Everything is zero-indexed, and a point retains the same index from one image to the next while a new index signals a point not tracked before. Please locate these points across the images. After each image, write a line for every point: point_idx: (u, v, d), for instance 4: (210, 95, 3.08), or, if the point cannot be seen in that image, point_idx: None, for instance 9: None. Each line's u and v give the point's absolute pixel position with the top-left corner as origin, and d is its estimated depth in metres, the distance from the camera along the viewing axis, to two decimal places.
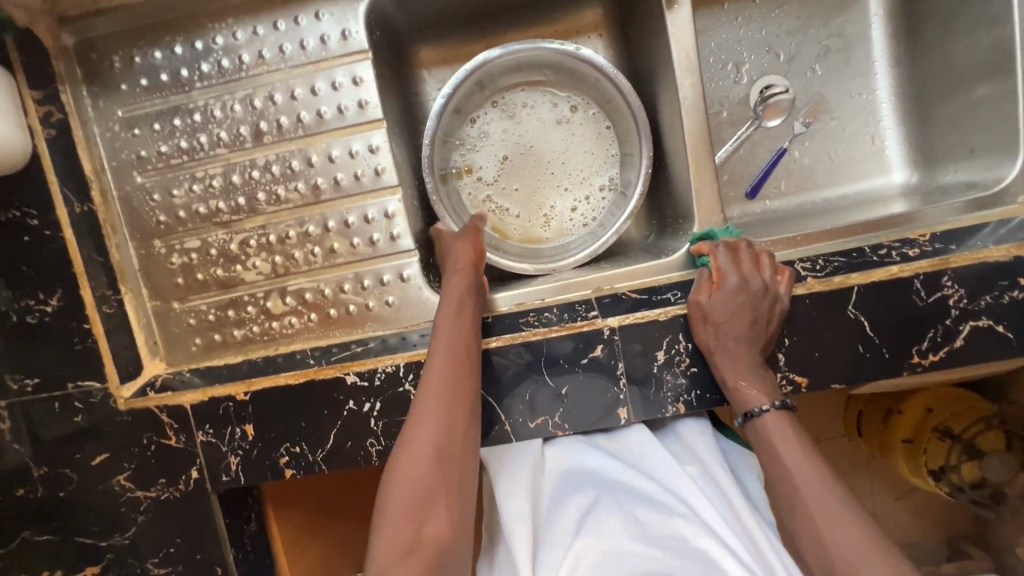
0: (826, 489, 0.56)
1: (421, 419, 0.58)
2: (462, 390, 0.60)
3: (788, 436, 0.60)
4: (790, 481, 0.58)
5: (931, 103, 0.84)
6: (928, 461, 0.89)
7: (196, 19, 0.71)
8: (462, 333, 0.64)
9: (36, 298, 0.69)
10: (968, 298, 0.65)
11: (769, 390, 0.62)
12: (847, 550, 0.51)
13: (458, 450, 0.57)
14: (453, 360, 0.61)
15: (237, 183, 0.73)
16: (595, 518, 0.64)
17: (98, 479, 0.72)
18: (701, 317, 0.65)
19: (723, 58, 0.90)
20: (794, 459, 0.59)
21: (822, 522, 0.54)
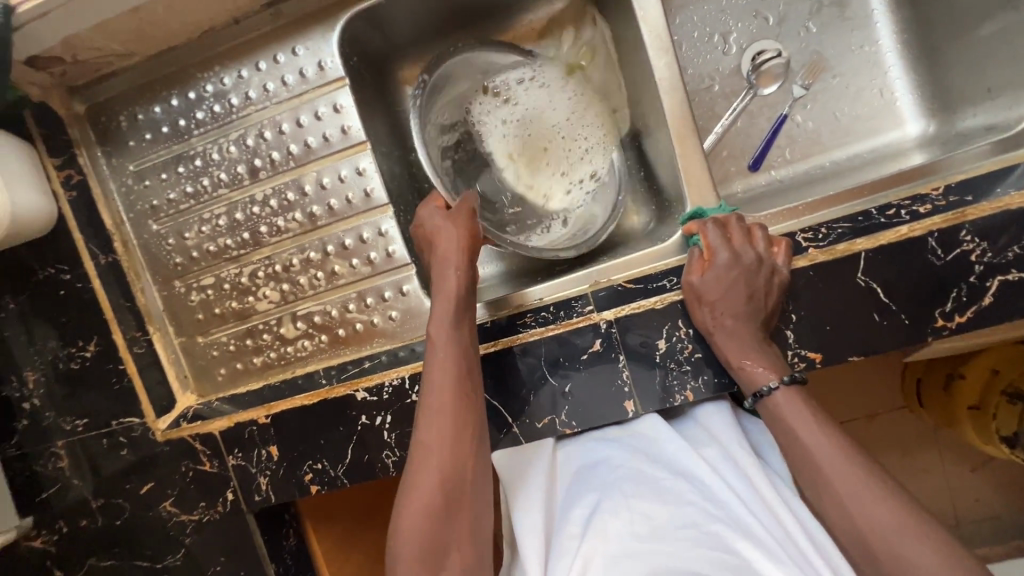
0: (851, 465, 0.53)
1: (425, 443, 0.57)
2: (464, 409, 0.59)
3: (803, 413, 0.58)
4: (813, 463, 0.55)
5: (940, 45, 0.78)
6: (1000, 428, 0.87)
7: (187, 72, 0.76)
8: (460, 346, 0.62)
9: (77, 345, 0.76)
10: (993, 251, 0.60)
11: (776, 367, 0.60)
12: (881, 526, 0.50)
13: (468, 473, 0.57)
14: (453, 378, 0.60)
15: (240, 220, 0.77)
16: (600, 516, 0.59)
17: (148, 507, 0.78)
18: (696, 295, 0.63)
19: (709, 30, 0.87)
20: (814, 439, 0.56)
21: (853, 504, 0.52)
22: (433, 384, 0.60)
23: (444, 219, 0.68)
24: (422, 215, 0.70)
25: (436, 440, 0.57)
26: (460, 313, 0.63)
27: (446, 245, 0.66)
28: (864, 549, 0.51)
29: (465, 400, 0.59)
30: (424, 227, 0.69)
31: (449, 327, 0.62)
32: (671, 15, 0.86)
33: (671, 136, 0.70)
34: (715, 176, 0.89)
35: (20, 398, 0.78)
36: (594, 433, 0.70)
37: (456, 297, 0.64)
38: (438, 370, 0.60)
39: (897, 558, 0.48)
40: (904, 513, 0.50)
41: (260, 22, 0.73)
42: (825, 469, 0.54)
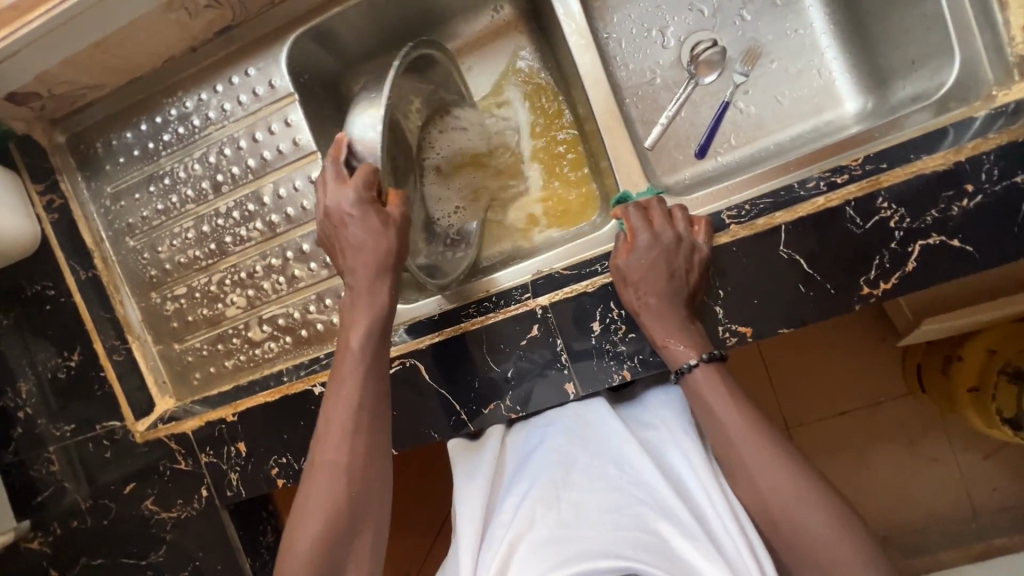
0: (757, 435, 0.56)
1: (334, 458, 0.60)
2: (374, 427, 0.62)
3: (720, 388, 0.59)
4: (726, 439, 0.57)
5: (869, 24, 0.80)
6: (1001, 409, 0.87)
7: (154, 98, 0.83)
8: (376, 365, 0.64)
9: (64, 355, 0.83)
10: (911, 216, 0.61)
11: (700, 342, 0.62)
12: (781, 491, 0.53)
13: (376, 484, 0.60)
14: (366, 394, 0.62)
15: (207, 232, 0.83)
16: (530, 505, 0.59)
17: (131, 506, 0.83)
18: (623, 273, 0.65)
19: (646, 27, 0.90)
20: (728, 417, 0.58)
21: (759, 476, 0.54)
22: (346, 401, 0.62)
23: (379, 227, 0.65)
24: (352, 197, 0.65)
25: (346, 455, 0.60)
26: (378, 333, 0.65)
27: (370, 256, 0.65)
28: (768, 518, 0.54)
29: (376, 419, 0.62)
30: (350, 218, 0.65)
31: (367, 346, 0.64)
32: (607, 16, 0.90)
33: (601, 127, 0.73)
34: (663, 166, 0.90)
35: (15, 408, 0.85)
36: (536, 420, 0.70)
37: (376, 317, 0.65)
38: (353, 388, 0.62)
39: (795, 523, 0.52)
40: (802, 482, 0.53)
41: (215, 48, 0.79)
42: (736, 444, 0.56)
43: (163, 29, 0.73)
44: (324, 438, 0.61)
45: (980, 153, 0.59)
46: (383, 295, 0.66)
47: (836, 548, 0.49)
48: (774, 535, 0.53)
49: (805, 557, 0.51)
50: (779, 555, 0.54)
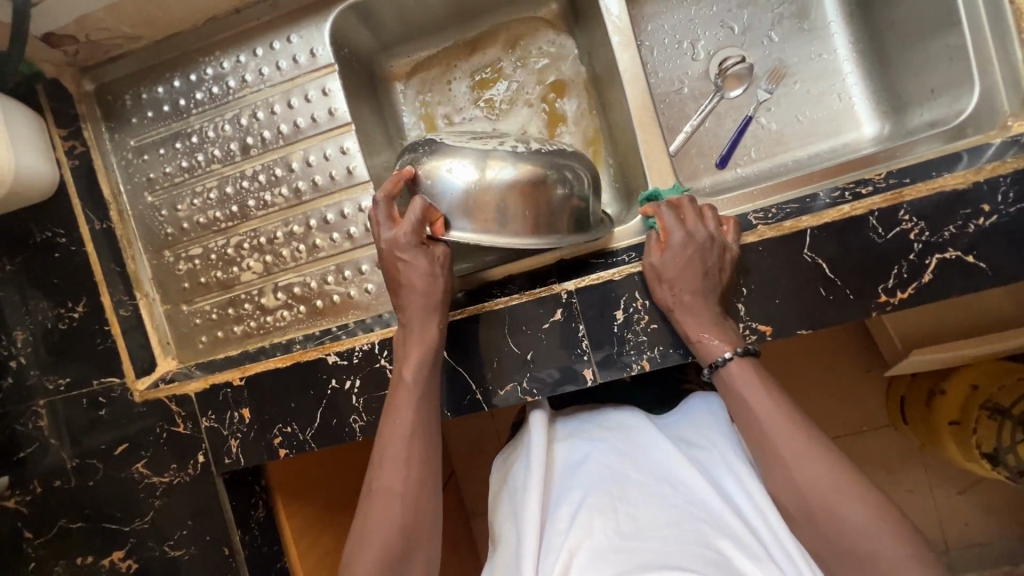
0: (793, 428, 0.57)
1: (391, 483, 0.61)
2: (429, 453, 0.63)
3: (754, 381, 0.61)
4: (766, 437, 0.58)
5: (891, 54, 0.84)
6: (980, 442, 0.90)
7: (190, 56, 0.82)
8: (429, 393, 0.65)
9: (67, 305, 0.80)
10: (930, 230, 0.63)
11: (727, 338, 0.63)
12: (821, 482, 0.54)
13: (427, 505, 0.61)
14: (422, 419, 0.64)
15: (230, 193, 0.83)
16: (585, 514, 0.57)
17: (120, 468, 0.80)
18: (655, 270, 0.67)
19: (678, 38, 0.92)
20: (767, 412, 0.59)
21: (798, 470, 0.55)
22: (401, 429, 0.63)
23: (430, 271, 0.66)
24: (404, 232, 0.65)
25: (402, 481, 0.61)
26: (433, 361, 0.66)
27: (422, 297, 0.66)
28: (811, 515, 0.54)
29: (429, 442, 0.64)
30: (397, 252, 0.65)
31: (422, 376, 0.65)
32: (642, 23, 0.92)
33: (634, 125, 0.75)
34: (685, 173, 0.91)
35: (8, 357, 0.82)
36: (580, 433, 0.69)
37: (430, 347, 0.66)
38: (408, 416, 0.63)
39: (836, 516, 0.53)
40: (839, 475, 0.54)
41: (258, 12, 0.80)
42: (776, 440, 0.57)
43: None
44: (379, 455, 0.63)
45: (997, 175, 0.62)
46: (437, 327, 0.67)
47: (878, 541, 0.51)
48: (814, 533, 0.54)
49: (847, 555, 0.52)
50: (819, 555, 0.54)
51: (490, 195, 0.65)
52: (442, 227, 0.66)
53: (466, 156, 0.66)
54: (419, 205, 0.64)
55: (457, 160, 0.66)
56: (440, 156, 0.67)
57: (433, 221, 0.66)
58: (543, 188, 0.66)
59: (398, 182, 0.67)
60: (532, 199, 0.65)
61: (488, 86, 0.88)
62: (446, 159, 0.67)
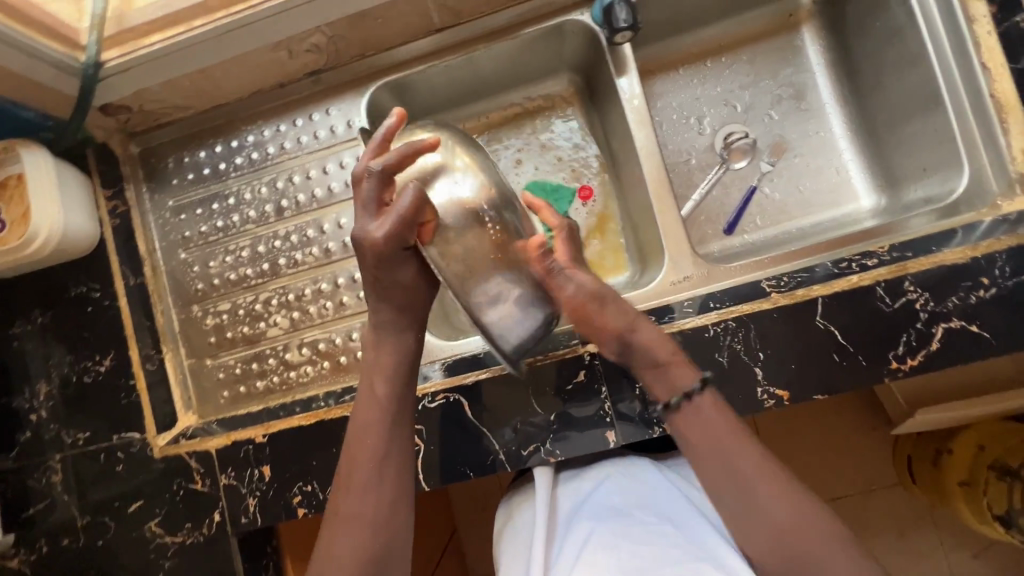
0: (760, 465, 0.60)
1: (357, 511, 0.61)
2: (399, 478, 0.63)
3: (720, 425, 0.63)
4: (728, 450, 0.61)
5: (883, 134, 0.90)
6: (992, 504, 0.92)
7: (233, 124, 0.88)
8: (401, 414, 0.65)
9: (94, 359, 0.82)
10: (934, 300, 0.67)
11: (679, 368, 0.66)
12: (779, 509, 0.58)
13: (397, 517, 0.62)
14: (386, 436, 0.63)
15: (262, 252, 0.86)
16: (590, 552, 0.60)
17: (132, 527, 0.79)
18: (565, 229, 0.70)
19: (685, 114, 0.98)
20: (737, 450, 0.61)
21: (771, 505, 0.58)
22: (369, 454, 0.62)
23: (409, 284, 0.64)
24: (391, 224, 0.58)
25: (374, 496, 0.61)
26: (401, 380, 0.65)
27: (394, 309, 0.65)
28: (789, 548, 0.57)
29: (401, 462, 0.63)
30: (380, 244, 0.59)
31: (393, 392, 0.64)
32: (651, 101, 0.99)
33: (651, 195, 0.80)
34: (694, 238, 0.96)
35: (29, 410, 0.82)
36: (583, 480, 0.72)
37: (403, 363, 0.66)
38: (378, 442, 0.62)
39: (802, 545, 0.56)
40: (797, 499, 0.59)
41: (300, 87, 0.86)
42: (737, 458, 0.61)
43: (262, 63, 0.80)
44: (346, 468, 0.63)
45: (992, 251, 0.67)
46: (409, 343, 0.66)
47: (838, 562, 0.55)
48: (788, 568, 0.56)
49: None
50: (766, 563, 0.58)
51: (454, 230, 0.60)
52: (427, 235, 0.60)
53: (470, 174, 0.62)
54: (419, 202, 0.57)
55: (456, 162, 0.62)
56: (451, 150, 0.62)
57: (423, 227, 0.60)
58: (490, 266, 0.60)
59: (424, 147, 0.59)
60: (478, 267, 0.60)
61: (510, 157, 0.94)
62: (450, 152, 0.62)
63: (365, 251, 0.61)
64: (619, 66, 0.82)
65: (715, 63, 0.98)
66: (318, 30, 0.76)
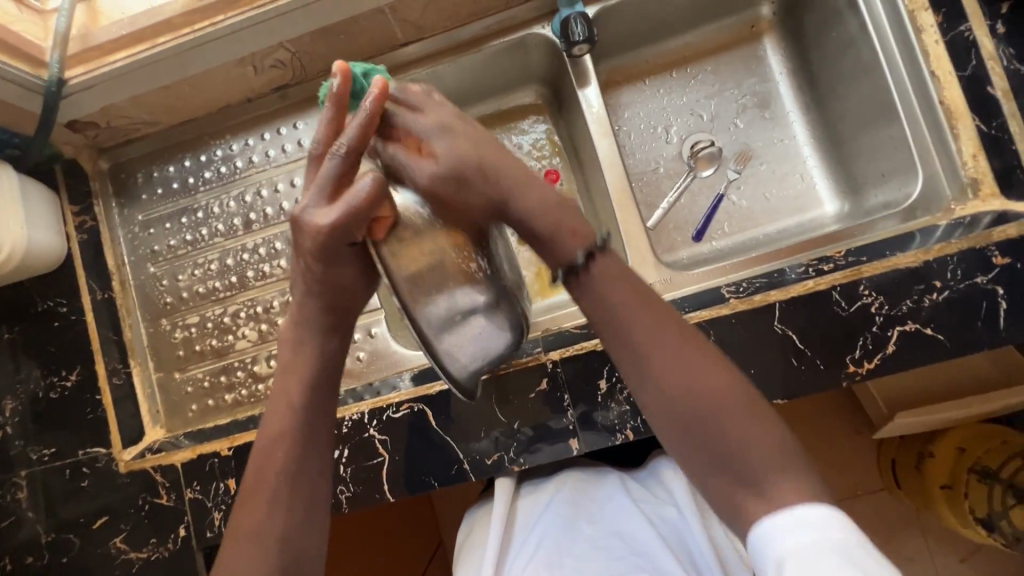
0: (667, 330, 0.50)
1: (260, 529, 0.54)
2: (313, 495, 0.56)
3: (617, 284, 0.51)
4: (622, 323, 0.50)
5: (844, 141, 0.91)
6: (974, 507, 0.94)
7: (202, 139, 0.89)
8: (318, 425, 0.58)
9: (60, 374, 0.81)
10: (889, 304, 0.68)
11: (575, 232, 0.51)
12: (685, 380, 0.48)
13: (306, 541, 0.55)
14: (296, 450, 0.56)
15: (231, 265, 0.86)
16: (533, 568, 0.61)
17: (97, 543, 0.78)
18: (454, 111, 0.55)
19: (652, 124, 1.00)
20: (636, 316, 0.50)
21: (673, 374, 0.48)
22: (281, 467, 0.56)
23: (341, 283, 0.55)
24: (344, 210, 0.49)
25: (279, 518, 0.54)
26: (321, 387, 0.58)
27: (324, 307, 0.56)
28: (694, 419, 0.48)
29: (315, 479, 0.57)
30: (323, 234, 0.50)
31: (309, 398, 0.57)
32: (619, 111, 1.00)
33: (614, 204, 0.81)
34: (663, 245, 0.97)
35: None
36: (544, 491, 0.72)
37: (321, 366, 0.58)
38: (290, 454, 0.56)
39: (710, 415, 0.47)
40: (711, 368, 0.48)
41: (269, 102, 0.87)
42: (644, 345, 0.49)
43: (228, 79, 0.81)
44: (252, 480, 0.56)
45: (944, 254, 0.68)
46: (334, 349, 0.58)
47: (751, 434, 0.46)
48: (690, 440, 0.48)
49: (725, 459, 0.47)
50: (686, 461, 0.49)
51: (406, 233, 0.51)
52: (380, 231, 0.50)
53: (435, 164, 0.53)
54: (379, 190, 0.48)
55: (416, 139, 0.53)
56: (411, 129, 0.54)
57: (377, 220, 0.50)
58: (450, 282, 0.52)
59: (381, 111, 0.48)
60: (438, 281, 0.51)
61: None
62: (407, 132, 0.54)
63: (306, 239, 0.52)
64: (580, 78, 0.83)
65: (680, 73, 1.00)
66: (281, 46, 0.77)
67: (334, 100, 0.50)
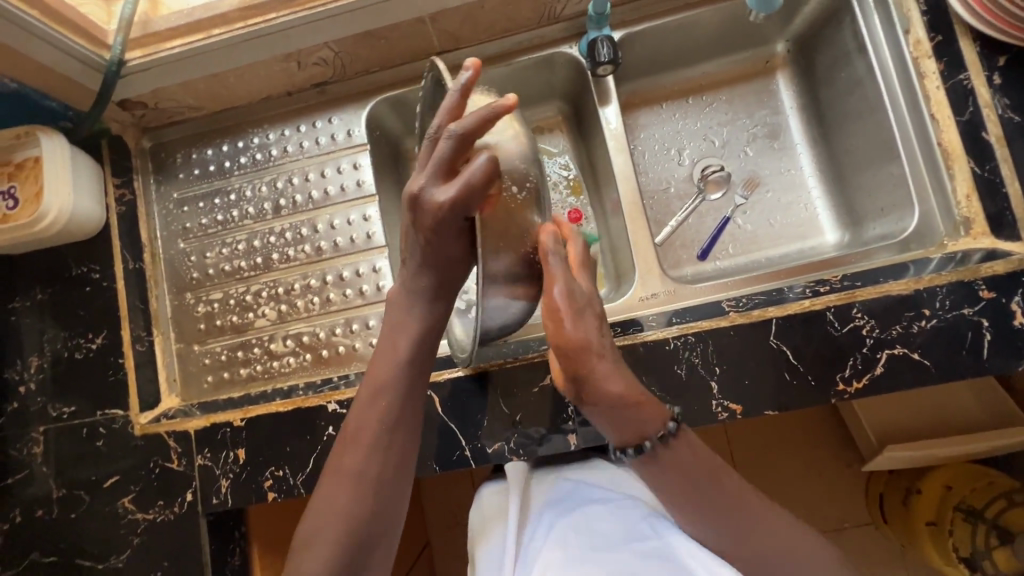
0: (730, 485, 0.63)
1: (360, 470, 0.62)
2: (405, 447, 0.65)
3: (686, 446, 0.64)
4: (698, 477, 0.62)
5: (846, 175, 0.96)
6: (957, 545, 0.97)
7: (241, 126, 0.94)
8: (415, 382, 0.67)
9: (86, 336, 0.85)
10: (880, 327, 0.72)
11: (648, 411, 0.64)
12: (748, 523, 0.61)
13: (396, 487, 0.64)
14: (397, 404, 0.65)
15: (257, 246, 0.91)
16: (557, 534, 0.66)
17: (106, 501, 0.81)
18: (564, 284, 0.65)
19: (667, 145, 1.05)
20: (705, 467, 0.63)
21: (738, 518, 0.61)
22: (381, 419, 0.65)
23: (451, 257, 0.62)
24: (463, 187, 0.55)
25: (376, 465, 0.63)
26: (423, 349, 0.67)
27: (435, 277, 0.64)
28: (752, 551, 0.60)
29: (410, 436, 0.66)
30: (441, 209, 0.56)
31: (413, 357, 0.66)
32: (636, 131, 1.05)
33: (625, 216, 0.86)
34: (669, 261, 1.01)
35: (18, 381, 0.85)
36: (557, 472, 0.78)
37: (427, 329, 0.66)
38: (392, 407, 0.65)
39: (771, 551, 0.60)
40: (766, 508, 0.62)
41: (307, 97, 0.93)
42: (714, 486, 0.62)
43: (272, 73, 0.86)
44: (349, 429, 0.65)
45: (934, 285, 0.72)
46: (440, 313, 0.66)
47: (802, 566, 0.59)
48: (751, 563, 0.60)
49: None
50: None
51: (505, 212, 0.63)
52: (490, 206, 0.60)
53: (510, 134, 0.65)
54: (493, 169, 0.55)
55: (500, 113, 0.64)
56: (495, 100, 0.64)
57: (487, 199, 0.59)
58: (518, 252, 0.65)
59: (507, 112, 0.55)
60: (510, 241, 0.64)
61: None
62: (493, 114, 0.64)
63: (424, 217, 0.57)
64: (602, 96, 0.88)
65: (696, 100, 1.05)
66: (326, 46, 0.83)
67: (456, 91, 0.56)
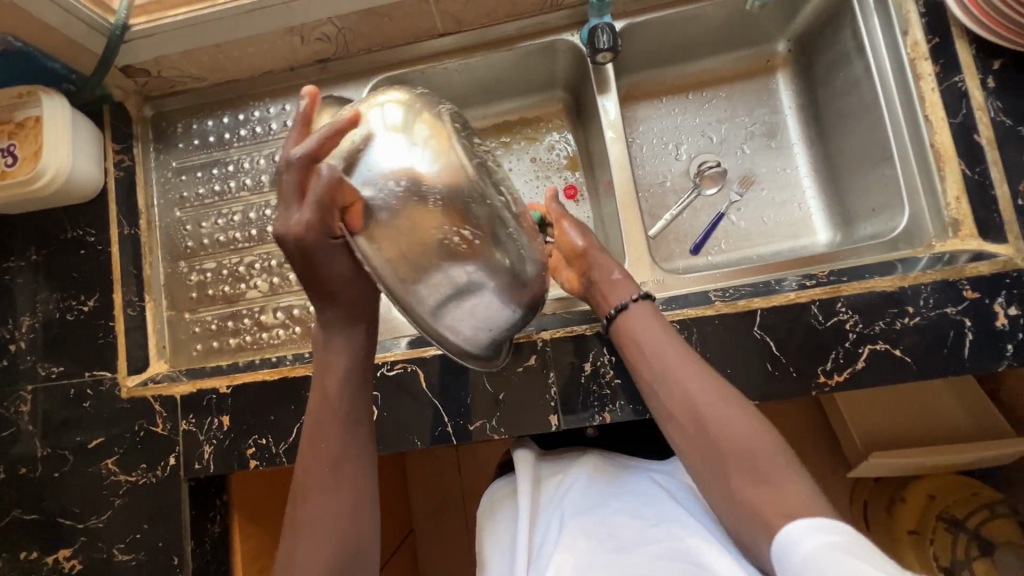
0: (684, 353, 0.67)
1: (319, 517, 0.57)
2: (360, 487, 0.59)
3: (647, 318, 0.71)
4: (650, 343, 0.68)
5: (841, 176, 0.96)
6: (936, 551, 0.96)
7: (242, 99, 0.95)
8: (357, 418, 0.61)
9: (78, 299, 0.86)
10: (863, 323, 0.72)
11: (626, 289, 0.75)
12: (695, 388, 0.64)
13: (358, 533, 0.58)
14: (341, 444, 0.60)
15: (253, 218, 0.91)
16: (569, 534, 0.64)
17: (90, 462, 0.82)
18: (583, 235, 0.81)
19: (665, 140, 1.05)
20: (663, 340, 0.68)
21: (686, 380, 0.64)
22: (327, 459, 0.59)
23: (349, 276, 0.56)
24: (309, 208, 0.51)
25: (335, 506, 0.58)
26: (355, 387, 0.61)
27: (343, 304, 0.59)
28: (692, 414, 0.63)
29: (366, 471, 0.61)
30: (302, 233, 0.52)
31: (348, 395, 0.60)
32: (635, 124, 1.06)
33: (618, 204, 0.87)
34: (661, 254, 1.01)
35: (9, 340, 0.86)
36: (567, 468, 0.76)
37: (354, 360, 0.61)
38: (339, 444, 0.60)
39: (718, 418, 0.61)
40: (723, 390, 0.63)
41: (309, 72, 0.94)
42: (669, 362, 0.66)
43: (274, 46, 0.87)
44: (299, 474, 0.60)
45: (919, 283, 0.72)
46: (362, 340, 0.61)
47: (751, 440, 0.59)
48: (692, 428, 0.63)
49: (726, 448, 0.60)
50: (704, 459, 0.61)
51: (394, 228, 0.52)
52: (355, 220, 0.52)
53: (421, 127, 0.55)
54: (332, 182, 0.50)
55: (411, 123, 0.55)
56: (410, 111, 0.55)
57: (350, 211, 0.52)
58: (448, 263, 0.54)
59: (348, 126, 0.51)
60: (432, 255, 0.53)
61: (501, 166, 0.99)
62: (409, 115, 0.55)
63: (288, 248, 0.53)
64: (601, 85, 0.89)
65: (696, 96, 1.06)
66: (329, 21, 0.84)
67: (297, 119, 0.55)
